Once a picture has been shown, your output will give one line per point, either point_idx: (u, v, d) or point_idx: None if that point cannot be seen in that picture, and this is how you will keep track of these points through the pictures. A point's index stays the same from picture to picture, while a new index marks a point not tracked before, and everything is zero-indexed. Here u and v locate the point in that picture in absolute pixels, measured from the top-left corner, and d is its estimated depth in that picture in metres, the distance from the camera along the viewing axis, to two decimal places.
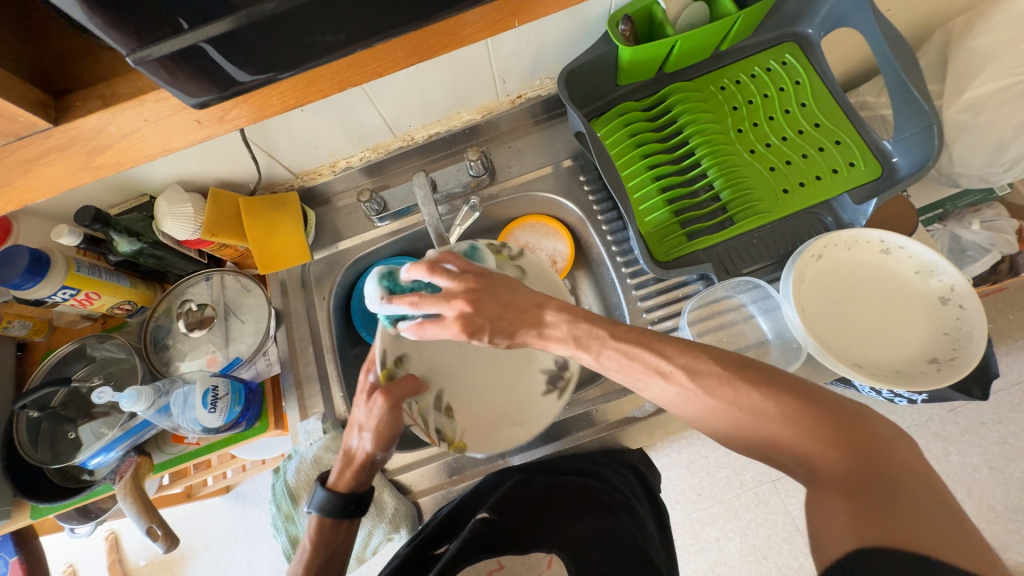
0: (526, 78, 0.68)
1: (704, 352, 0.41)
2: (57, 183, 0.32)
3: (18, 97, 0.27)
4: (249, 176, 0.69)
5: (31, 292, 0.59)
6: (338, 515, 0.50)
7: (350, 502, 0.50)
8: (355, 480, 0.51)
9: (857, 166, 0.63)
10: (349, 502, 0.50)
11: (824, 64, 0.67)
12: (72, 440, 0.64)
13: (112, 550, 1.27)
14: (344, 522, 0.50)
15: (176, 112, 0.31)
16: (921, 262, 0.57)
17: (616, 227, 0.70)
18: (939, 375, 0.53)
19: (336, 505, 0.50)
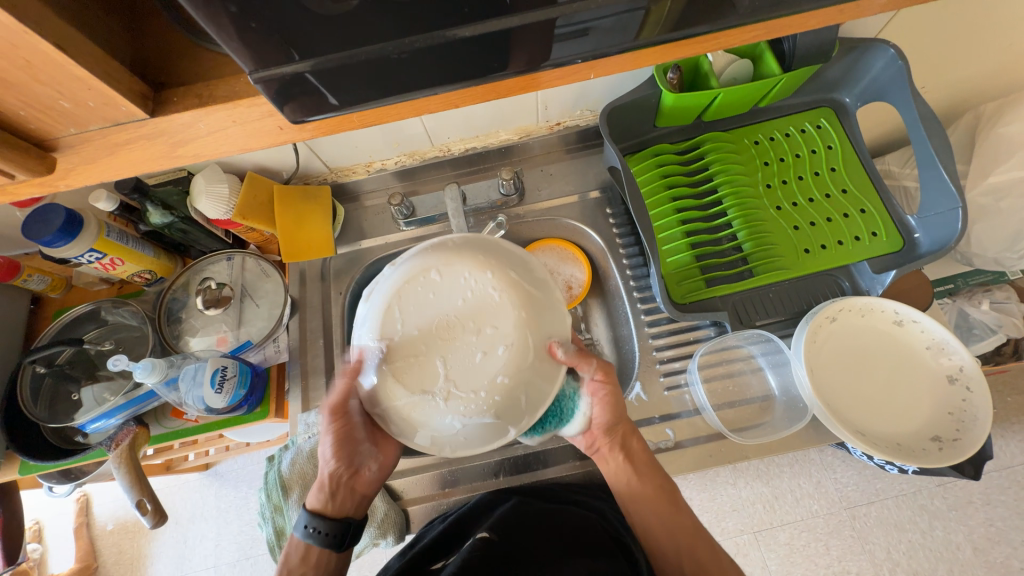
0: (567, 107, 0.70)
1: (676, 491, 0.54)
2: (123, 173, 0.28)
3: (120, 84, 0.24)
4: (286, 166, 0.71)
5: (60, 250, 0.59)
6: (303, 537, 0.50)
7: (311, 526, 0.49)
8: (333, 507, 0.51)
9: (879, 236, 0.65)
10: (313, 526, 0.50)
11: (858, 132, 0.69)
12: (72, 401, 0.64)
13: (80, 513, 1.25)
14: (310, 545, 0.50)
15: (265, 118, 0.27)
16: (933, 338, 0.58)
17: (636, 262, 0.71)
18: (940, 455, 0.54)
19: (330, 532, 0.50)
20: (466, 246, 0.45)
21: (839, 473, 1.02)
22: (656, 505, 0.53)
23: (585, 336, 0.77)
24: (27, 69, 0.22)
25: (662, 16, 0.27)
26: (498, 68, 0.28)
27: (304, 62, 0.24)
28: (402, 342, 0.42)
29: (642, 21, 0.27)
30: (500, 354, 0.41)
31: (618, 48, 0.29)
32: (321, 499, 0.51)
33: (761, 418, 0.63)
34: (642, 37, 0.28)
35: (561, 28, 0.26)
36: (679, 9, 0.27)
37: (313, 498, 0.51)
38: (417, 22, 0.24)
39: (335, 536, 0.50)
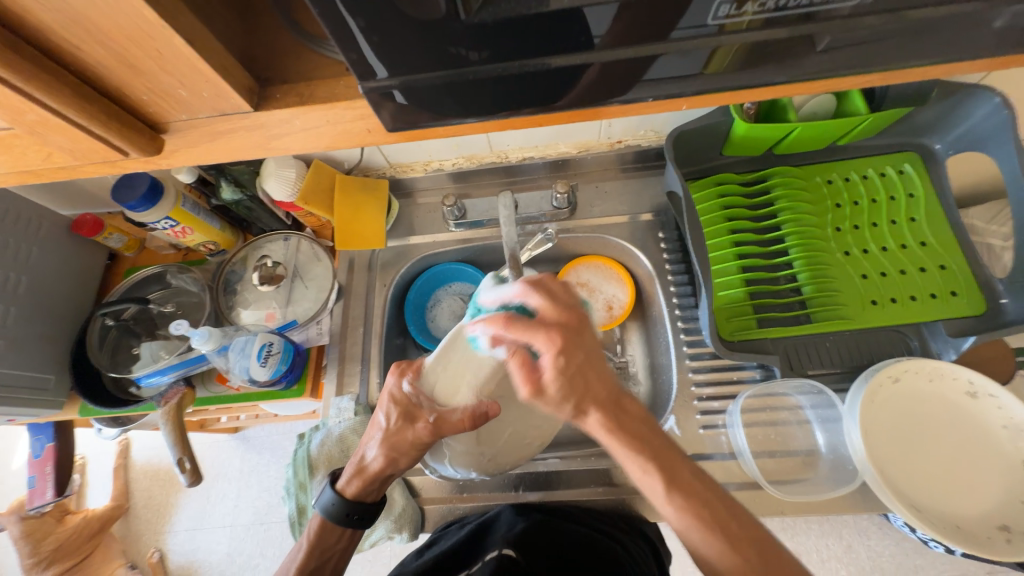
0: (631, 126, 0.69)
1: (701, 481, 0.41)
2: (219, 158, 0.29)
3: (231, 77, 0.25)
4: (350, 157, 0.74)
5: (142, 215, 0.64)
6: (339, 523, 0.51)
7: (355, 513, 0.51)
8: (372, 496, 0.52)
9: (959, 297, 0.60)
10: (354, 512, 0.51)
11: (946, 183, 0.64)
12: (133, 353, 0.69)
13: (120, 454, 1.35)
14: (349, 528, 0.52)
15: (355, 120, 0.28)
16: (1011, 417, 0.53)
17: (684, 292, 0.69)
18: (1007, 547, 0.48)
19: (341, 511, 0.51)
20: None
21: (874, 541, 0.95)
22: (701, 517, 0.39)
23: (621, 357, 0.74)
24: (156, 58, 0.23)
25: (728, 56, 0.27)
26: (585, 94, 0.28)
27: (395, 78, 0.25)
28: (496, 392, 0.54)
29: (707, 58, 0.26)
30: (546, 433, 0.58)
31: (692, 86, 0.28)
32: (363, 490, 0.52)
33: (803, 474, 0.59)
34: (708, 73, 0.28)
35: (640, 64, 0.26)
36: (746, 52, 0.26)
37: (353, 488, 0.51)
38: (512, 51, 0.24)
39: (363, 518, 0.52)
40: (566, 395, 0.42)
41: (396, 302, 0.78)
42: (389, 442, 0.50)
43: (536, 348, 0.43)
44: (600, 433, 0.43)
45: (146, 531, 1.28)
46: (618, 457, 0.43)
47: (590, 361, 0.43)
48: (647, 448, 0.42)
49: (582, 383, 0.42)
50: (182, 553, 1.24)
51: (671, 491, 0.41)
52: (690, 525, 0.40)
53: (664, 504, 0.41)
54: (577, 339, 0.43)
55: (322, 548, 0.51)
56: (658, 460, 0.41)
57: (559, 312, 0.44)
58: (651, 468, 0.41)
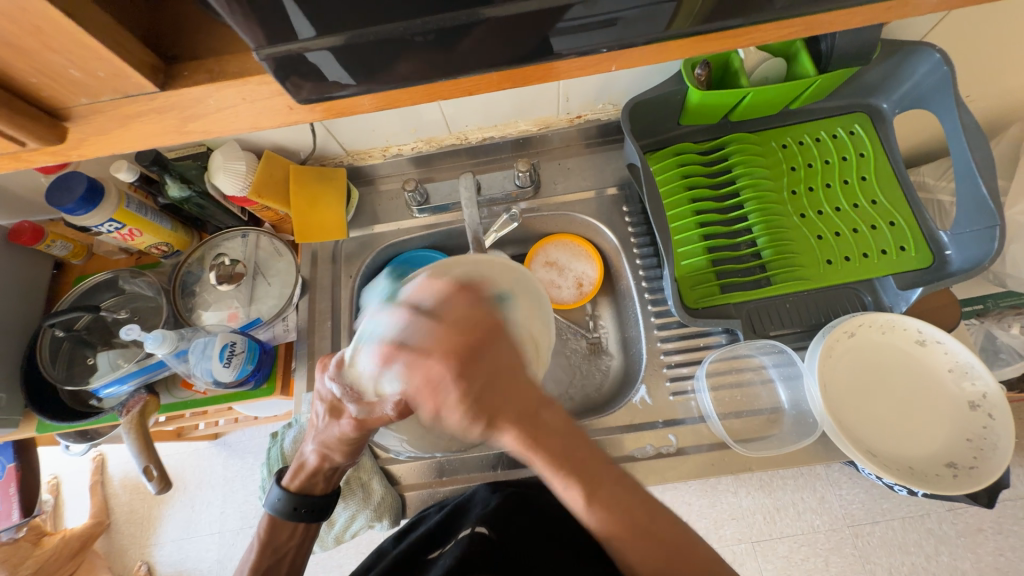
0: (589, 100, 0.69)
1: (621, 487, 0.38)
2: (135, 144, 0.28)
3: (129, 55, 0.24)
4: (304, 146, 0.71)
5: (82, 218, 0.61)
6: (288, 517, 0.51)
7: (302, 506, 0.51)
8: (320, 488, 0.53)
9: (907, 251, 0.62)
10: (302, 506, 0.51)
11: (893, 141, 0.66)
12: (89, 364, 0.66)
13: (95, 471, 1.30)
14: (296, 523, 0.52)
15: (276, 96, 0.27)
16: (956, 360, 0.55)
17: (650, 263, 0.70)
18: (955, 482, 0.52)
19: (287, 506, 0.51)
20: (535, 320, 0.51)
21: (845, 491, 1.00)
22: (617, 524, 0.37)
23: (595, 333, 0.75)
24: (38, 35, 0.22)
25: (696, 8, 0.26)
26: (516, 52, 0.27)
27: (323, 38, 0.24)
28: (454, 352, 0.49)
29: (674, 11, 0.26)
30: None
31: (645, 38, 0.27)
32: (304, 483, 0.52)
33: (768, 431, 0.61)
34: (674, 29, 0.27)
35: (571, 16, 0.25)
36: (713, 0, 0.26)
37: (296, 483, 0.52)
38: (432, 3, 0.23)
39: (312, 511, 0.52)
40: (473, 419, 0.38)
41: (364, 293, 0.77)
42: (320, 438, 0.50)
43: (433, 382, 0.39)
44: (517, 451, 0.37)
45: (131, 545, 1.25)
46: (538, 471, 0.38)
47: (493, 382, 0.39)
48: (568, 464, 0.37)
49: (490, 401, 0.38)
50: (170, 564, 1.22)
51: (590, 501, 0.37)
52: (606, 525, 0.37)
53: (583, 513, 0.38)
54: (472, 363, 0.39)
55: (273, 546, 0.51)
56: (580, 471, 0.37)
57: (460, 329, 0.41)
58: (572, 482, 0.37)
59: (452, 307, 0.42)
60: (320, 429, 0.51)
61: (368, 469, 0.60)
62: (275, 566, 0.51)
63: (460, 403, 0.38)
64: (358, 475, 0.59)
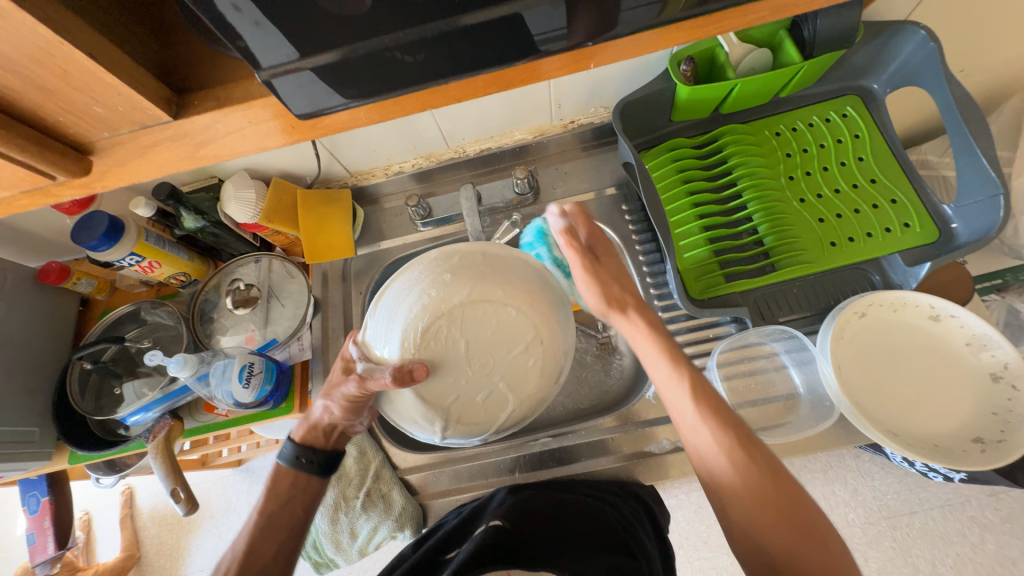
0: (581, 105, 0.70)
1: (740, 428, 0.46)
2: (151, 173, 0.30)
3: (144, 88, 0.26)
4: (309, 171, 0.74)
5: (104, 254, 0.64)
6: (291, 464, 0.52)
7: (304, 456, 0.51)
8: (324, 442, 0.53)
9: (911, 228, 0.62)
10: (303, 455, 0.52)
11: (887, 120, 0.66)
12: (116, 395, 0.68)
13: (126, 504, 1.33)
14: (299, 473, 0.52)
15: (278, 117, 0.29)
16: (973, 333, 0.54)
17: (653, 258, 0.70)
18: (982, 457, 0.50)
19: (292, 452, 0.51)
20: (484, 280, 0.47)
21: (877, 481, 0.97)
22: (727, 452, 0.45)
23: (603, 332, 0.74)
24: (63, 76, 0.24)
25: None
26: (498, 57, 0.28)
27: (320, 57, 0.26)
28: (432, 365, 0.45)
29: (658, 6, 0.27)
30: (538, 360, 0.48)
31: (627, 31, 0.29)
32: (312, 435, 0.53)
33: (785, 417, 0.61)
34: (662, 18, 0.28)
35: (551, 17, 0.27)
36: None
37: (303, 432, 0.53)
38: (416, 17, 0.25)
39: (318, 464, 0.52)
40: (604, 301, 0.57)
41: None
42: (327, 391, 0.50)
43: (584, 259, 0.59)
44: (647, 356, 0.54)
45: None
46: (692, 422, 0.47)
47: (638, 303, 0.57)
48: (709, 406, 0.47)
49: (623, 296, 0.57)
50: None
51: (729, 446, 0.45)
52: (739, 476, 0.44)
53: (721, 459, 0.45)
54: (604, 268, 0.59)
55: (275, 492, 0.51)
56: (721, 415, 0.46)
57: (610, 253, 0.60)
58: (723, 428, 0.46)
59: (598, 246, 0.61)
60: (333, 382, 0.51)
61: (387, 480, 0.60)
62: (278, 514, 0.50)
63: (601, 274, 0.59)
64: (377, 486, 0.60)
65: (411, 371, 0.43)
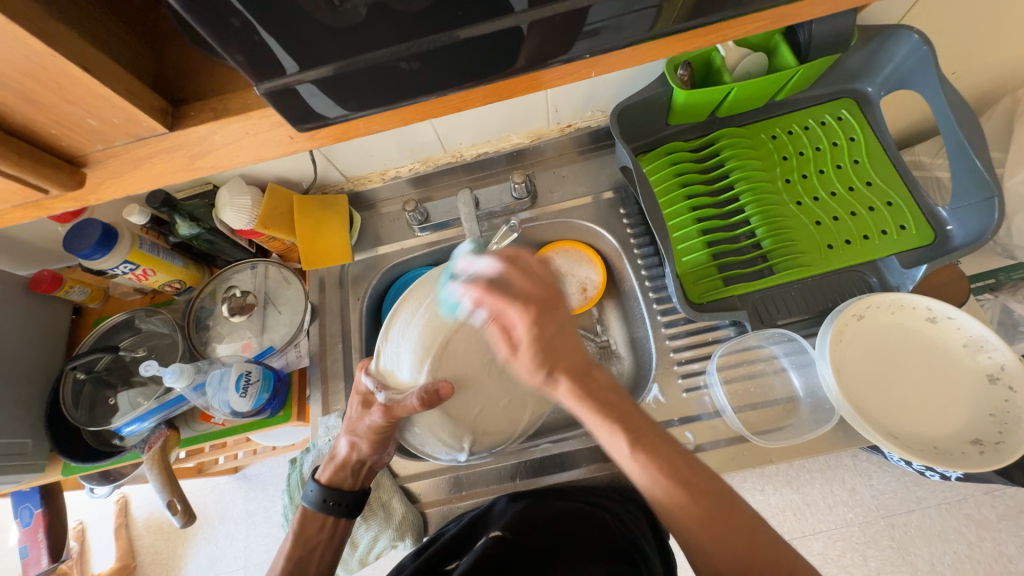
0: (577, 109, 0.70)
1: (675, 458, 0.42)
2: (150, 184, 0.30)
3: (139, 100, 0.26)
4: (305, 176, 0.73)
5: (98, 263, 0.63)
6: (318, 509, 0.54)
7: (331, 500, 0.54)
8: (349, 484, 0.56)
9: (907, 230, 0.62)
10: (330, 498, 0.54)
11: (882, 123, 0.66)
12: (110, 405, 0.67)
13: (120, 513, 1.31)
14: (327, 516, 0.54)
15: (276, 128, 0.28)
16: (970, 335, 0.55)
17: (651, 262, 0.70)
18: (982, 459, 0.50)
19: (318, 496, 0.54)
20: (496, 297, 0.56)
21: (875, 480, 0.97)
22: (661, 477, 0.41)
23: (603, 337, 0.75)
24: (57, 89, 0.24)
25: (678, 7, 0.27)
26: (499, 67, 0.28)
27: (316, 69, 0.25)
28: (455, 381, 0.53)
29: (654, 16, 0.27)
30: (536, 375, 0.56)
31: (624, 40, 0.29)
32: (336, 476, 0.55)
33: (785, 421, 0.61)
34: (658, 29, 0.28)
35: (549, 26, 0.26)
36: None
37: (327, 475, 0.55)
38: (411, 28, 0.25)
39: (346, 505, 0.54)
40: (538, 366, 0.45)
41: (373, 313, 0.78)
42: (350, 428, 0.54)
43: (506, 325, 0.46)
44: (570, 403, 0.45)
45: None
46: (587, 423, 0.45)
47: (559, 334, 0.46)
48: (614, 415, 0.44)
49: (554, 350, 0.45)
50: None
51: (635, 449, 0.42)
52: (653, 483, 0.41)
53: (629, 463, 0.42)
54: (551, 312, 0.46)
55: (305, 535, 0.54)
56: (625, 423, 0.43)
57: (532, 294, 0.46)
58: (617, 429, 0.43)
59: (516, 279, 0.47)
60: (354, 417, 0.55)
61: (387, 488, 0.60)
62: (306, 558, 0.53)
63: (530, 351, 0.45)
64: (378, 494, 0.60)
65: (436, 389, 0.49)
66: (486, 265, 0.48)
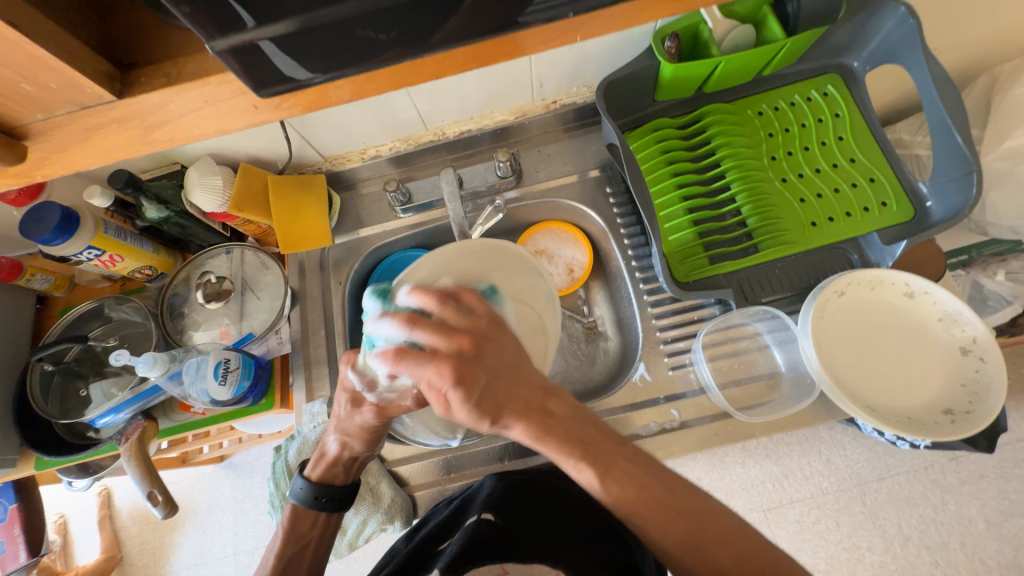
0: (562, 84, 0.68)
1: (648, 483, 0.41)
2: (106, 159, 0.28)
3: (81, 63, 0.24)
4: (280, 155, 0.70)
5: (59, 249, 0.59)
6: (311, 506, 0.53)
7: (322, 496, 0.52)
8: (340, 479, 0.54)
9: (889, 206, 0.63)
10: (322, 495, 0.52)
11: (866, 99, 0.66)
12: (82, 396, 0.65)
13: (103, 505, 1.29)
14: (319, 513, 0.53)
15: (237, 95, 0.27)
16: (945, 309, 0.56)
17: (638, 242, 0.70)
18: (952, 427, 0.52)
19: (309, 495, 0.52)
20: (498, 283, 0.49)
21: (849, 450, 1.01)
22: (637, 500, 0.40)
23: (590, 317, 0.75)
24: None
25: None
26: (475, 29, 0.26)
27: (272, 26, 0.23)
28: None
29: None
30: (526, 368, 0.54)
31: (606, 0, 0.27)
32: (327, 473, 0.53)
33: (768, 396, 0.62)
34: None
35: None
36: None
37: (317, 472, 0.53)
38: None
39: (337, 501, 0.53)
40: (478, 418, 0.39)
41: (356, 297, 0.76)
42: (340, 427, 0.50)
43: (433, 384, 0.39)
44: (529, 442, 0.41)
45: None
46: (551, 457, 0.42)
47: (498, 374, 0.40)
48: (578, 446, 0.41)
49: (493, 400, 0.40)
50: None
51: (603, 478, 0.41)
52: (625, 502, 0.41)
53: (599, 491, 0.41)
54: (473, 363, 0.39)
55: (297, 535, 0.53)
56: (589, 453, 0.41)
57: (451, 335, 0.40)
58: (585, 461, 0.41)
59: (441, 310, 0.41)
60: (341, 417, 0.51)
61: (375, 473, 0.59)
62: (299, 554, 0.53)
63: (465, 405, 0.39)
64: (366, 480, 0.59)
65: None
66: (486, 236, 0.48)
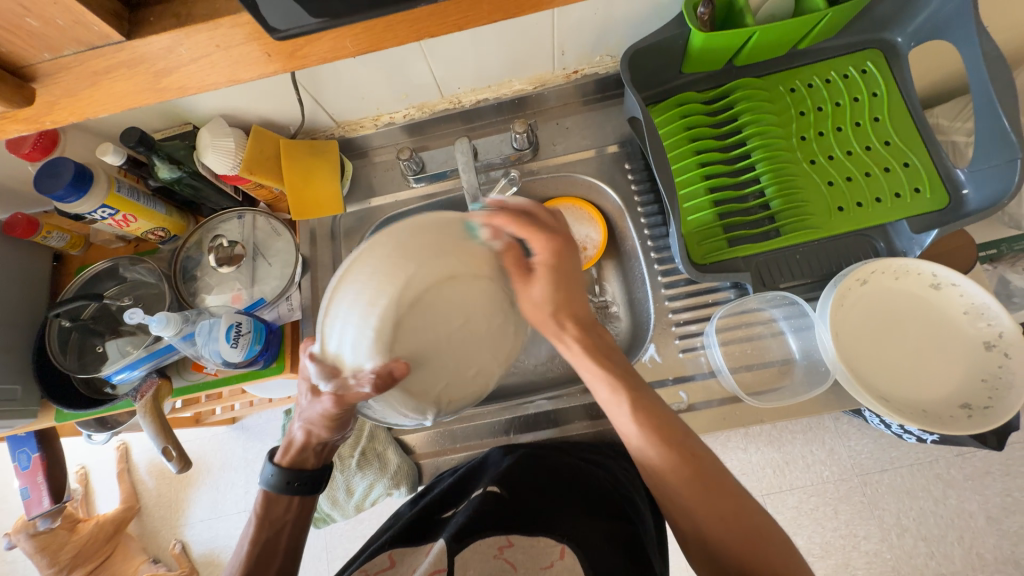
0: (585, 53, 0.65)
1: (668, 423, 0.45)
2: (122, 101, 0.30)
3: (94, 4, 0.26)
4: (292, 119, 0.68)
5: (74, 206, 0.60)
6: (282, 491, 0.51)
7: (295, 480, 0.51)
8: (311, 462, 0.53)
9: (922, 193, 0.60)
10: (294, 480, 0.51)
11: (909, 77, 0.62)
12: (99, 353, 0.66)
13: (121, 459, 1.34)
14: (291, 497, 0.52)
15: (249, 41, 0.29)
16: (972, 302, 0.54)
17: (655, 221, 0.68)
18: (969, 422, 0.51)
19: (281, 480, 0.51)
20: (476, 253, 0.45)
21: (853, 441, 1.01)
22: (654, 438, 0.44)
23: (601, 298, 0.73)
24: None
25: None
26: None
27: None
28: (412, 362, 0.42)
29: None
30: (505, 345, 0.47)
31: None
32: (295, 458, 0.52)
33: (779, 382, 0.62)
34: None
35: None
36: None
37: (287, 459, 0.52)
38: None
39: (307, 484, 0.52)
40: (547, 301, 0.47)
41: None
42: (304, 416, 0.49)
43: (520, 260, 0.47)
44: (577, 355, 0.48)
45: (162, 527, 1.30)
46: (586, 378, 0.48)
47: (572, 285, 0.47)
48: (616, 371, 0.47)
49: (569, 295, 0.47)
50: (202, 541, 1.27)
51: (635, 411, 0.45)
52: (649, 446, 0.44)
53: (627, 426, 0.45)
54: (556, 263, 0.46)
55: (270, 518, 0.51)
56: (631, 384, 0.46)
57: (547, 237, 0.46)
58: (620, 386, 0.46)
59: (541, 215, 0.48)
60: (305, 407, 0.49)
61: (382, 440, 0.61)
62: (273, 539, 0.51)
63: (541, 284, 0.46)
64: (373, 445, 0.61)
65: (391, 371, 0.40)
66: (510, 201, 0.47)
